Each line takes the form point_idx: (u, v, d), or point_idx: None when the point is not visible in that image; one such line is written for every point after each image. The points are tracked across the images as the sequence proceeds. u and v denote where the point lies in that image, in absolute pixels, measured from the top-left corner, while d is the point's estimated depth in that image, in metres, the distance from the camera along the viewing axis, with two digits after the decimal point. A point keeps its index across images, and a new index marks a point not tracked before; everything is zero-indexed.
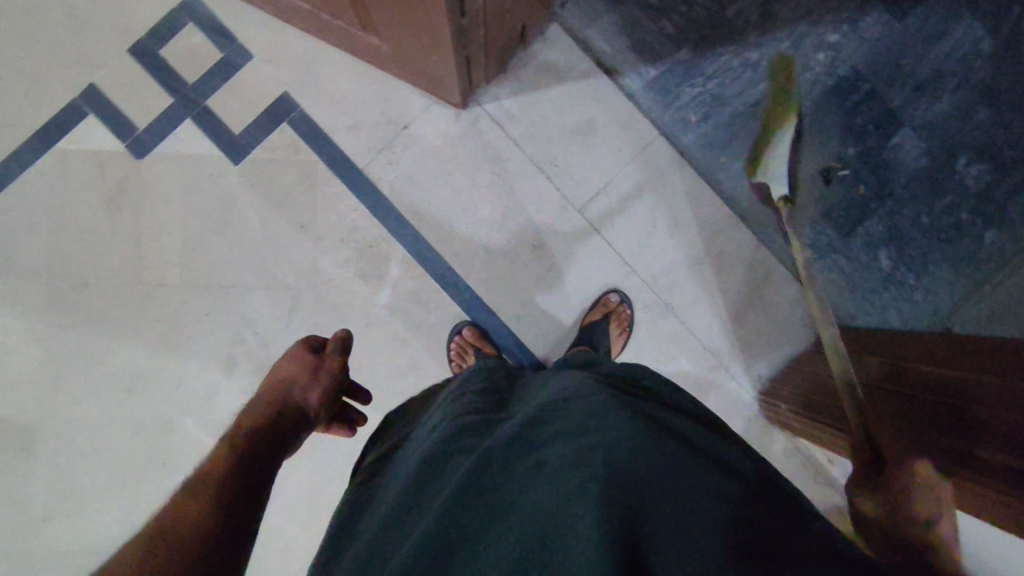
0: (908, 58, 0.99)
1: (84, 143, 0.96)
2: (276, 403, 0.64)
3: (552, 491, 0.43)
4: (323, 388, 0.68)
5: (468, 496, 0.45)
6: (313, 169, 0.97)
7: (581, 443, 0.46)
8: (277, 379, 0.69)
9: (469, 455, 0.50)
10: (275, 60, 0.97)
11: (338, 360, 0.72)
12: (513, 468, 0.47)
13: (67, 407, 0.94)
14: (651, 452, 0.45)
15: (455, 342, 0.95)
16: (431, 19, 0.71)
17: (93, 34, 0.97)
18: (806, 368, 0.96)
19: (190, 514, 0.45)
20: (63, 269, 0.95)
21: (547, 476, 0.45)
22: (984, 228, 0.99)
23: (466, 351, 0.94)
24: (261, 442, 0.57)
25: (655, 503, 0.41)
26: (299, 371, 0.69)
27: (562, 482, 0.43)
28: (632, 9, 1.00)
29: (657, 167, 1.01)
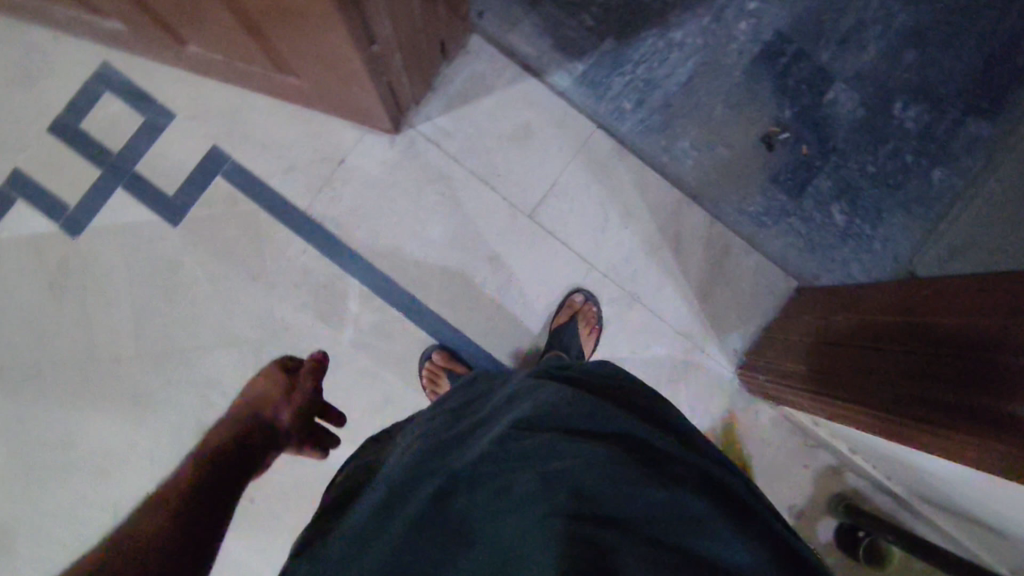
0: (828, 13, 1.00)
1: (16, 230, 0.93)
2: (248, 422, 0.69)
3: (519, 522, 0.43)
4: (292, 408, 0.72)
5: (435, 526, 0.45)
6: (254, 217, 0.95)
7: (552, 466, 0.45)
8: (254, 399, 0.74)
9: (439, 472, 0.49)
10: (199, 115, 0.96)
11: (308, 383, 0.75)
12: (483, 489, 0.46)
13: (40, 500, 0.92)
14: (619, 472, 0.44)
15: (426, 368, 0.94)
16: (340, 52, 0.70)
17: (8, 119, 0.94)
18: (780, 337, 0.95)
19: (151, 524, 0.53)
20: (15, 361, 0.92)
21: (516, 502, 0.44)
22: (930, 168, 0.99)
23: (438, 375, 0.93)
24: (223, 462, 0.63)
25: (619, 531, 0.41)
26: (274, 392, 0.74)
27: (531, 511, 0.43)
28: (549, 8, 0.99)
29: (599, 160, 1.00)
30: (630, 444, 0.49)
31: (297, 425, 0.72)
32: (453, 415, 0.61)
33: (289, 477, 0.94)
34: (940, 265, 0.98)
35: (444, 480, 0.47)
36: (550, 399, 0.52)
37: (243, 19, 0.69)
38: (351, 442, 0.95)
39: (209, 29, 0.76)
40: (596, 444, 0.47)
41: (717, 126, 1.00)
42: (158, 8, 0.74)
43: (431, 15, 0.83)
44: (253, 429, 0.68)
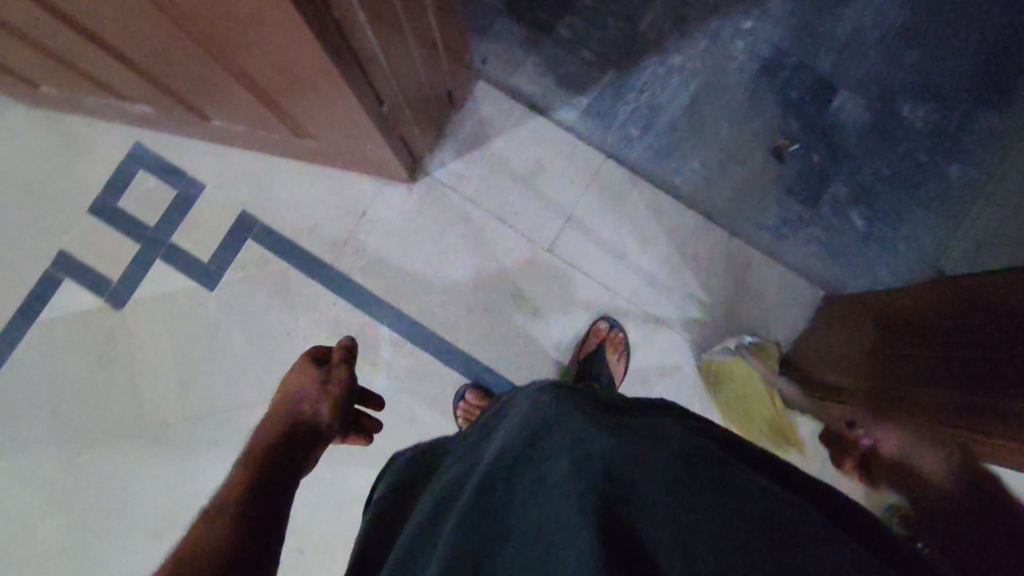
0: (824, 23, 1.01)
1: (65, 308, 0.99)
2: (281, 428, 0.58)
3: (549, 506, 0.40)
4: (332, 402, 0.61)
5: (474, 518, 0.42)
6: (285, 276, 0.99)
7: (576, 450, 0.43)
8: (281, 399, 0.62)
9: (472, 479, 0.47)
10: (227, 184, 1.00)
11: (345, 372, 0.64)
12: (513, 483, 0.44)
13: (100, 566, 0.94)
14: (644, 456, 0.42)
15: (461, 408, 0.96)
16: (353, 116, 0.74)
17: (53, 204, 1.00)
18: (816, 346, 0.93)
19: (208, 551, 0.41)
20: (71, 433, 0.97)
21: (544, 488, 0.41)
22: (945, 164, 0.99)
23: (473, 414, 0.94)
24: (272, 473, 0.52)
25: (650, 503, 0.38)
26: (304, 386, 0.62)
27: (560, 491, 0.40)
28: (550, 48, 1.02)
29: (612, 188, 1.02)
30: (660, 434, 0.47)
31: (339, 419, 0.62)
32: (478, 428, 0.59)
33: (336, 526, 0.96)
34: (969, 260, 0.97)
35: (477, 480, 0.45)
36: (572, 403, 0.51)
37: (259, 92, 0.73)
38: None
39: (229, 104, 0.81)
40: (621, 432, 0.45)
41: (725, 144, 1.02)
42: (181, 90, 0.78)
43: (436, 66, 0.86)
44: (289, 436, 0.57)
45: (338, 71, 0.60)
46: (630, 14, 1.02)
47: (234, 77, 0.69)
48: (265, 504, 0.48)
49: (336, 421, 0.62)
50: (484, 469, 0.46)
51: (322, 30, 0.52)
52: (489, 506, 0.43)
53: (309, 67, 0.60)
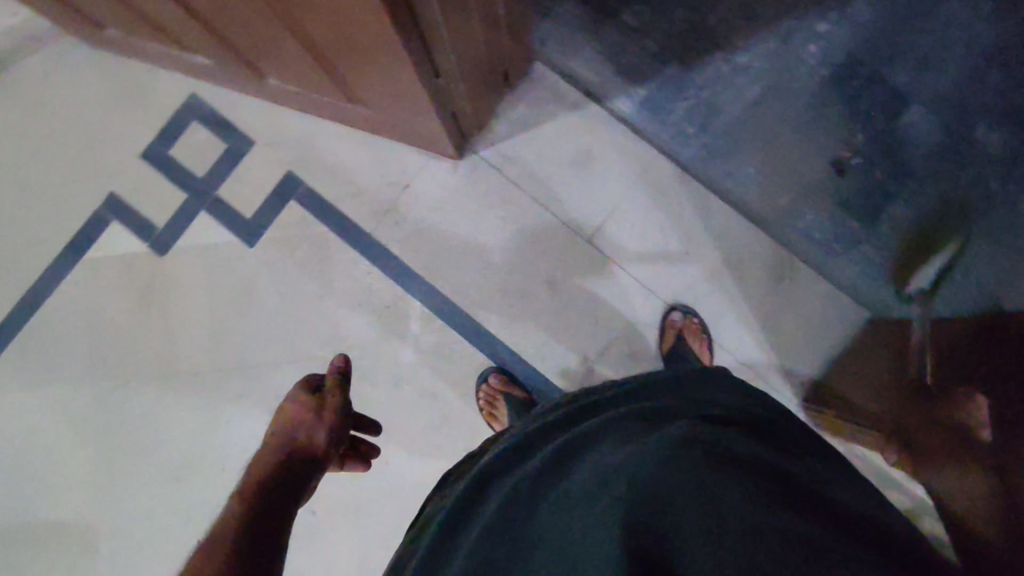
0: (905, 34, 0.96)
1: (110, 249, 1.01)
2: (280, 457, 0.55)
3: (579, 520, 0.43)
4: (331, 428, 0.58)
5: (500, 532, 0.47)
6: (324, 240, 0.99)
7: (602, 465, 0.46)
8: (274, 429, 0.58)
9: (500, 489, 0.51)
10: (276, 142, 1.01)
11: (341, 395, 0.60)
12: (539, 495, 0.48)
13: (122, 501, 0.98)
14: (686, 474, 0.42)
15: (483, 391, 0.95)
16: (409, 88, 0.74)
17: (107, 146, 1.02)
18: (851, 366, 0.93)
19: None
20: (106, 371, 0.99)
21: (570, 506, 0.45)
22: (1017, 194, 0.94)
23: (496, 399, 0.94)
24: (269, 504, 0.49)
25: (677, 508, 0.41)
26: (297, 416, 0.58)
27: (587, 507, 0.44)
28: (613, 35, 0.99)
29: (660, 183, 0.99)
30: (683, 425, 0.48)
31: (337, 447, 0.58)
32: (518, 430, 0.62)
33: (348, 492, 0.97)
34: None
35: (506, 492, 0.50)
36: (621, 419, 0.52)
37: (316, 53, 0.72)
38: (409, 461, 0.96)
39: (287, 64, 0.81)
40: (646, 437, 0.48)
41: (783, 152, 0.98)
42: (243, 45, 0.79)
43: (496, 45, 0.85)
44: (289, 464, 0.54)
45: (400, 40, 0.59)
46: (700, 7, 0.98)
47: (294, 37, 0.68)
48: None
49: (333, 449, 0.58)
50: (513, 481, 0.51)
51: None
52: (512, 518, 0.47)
53: (372, 34, 0.59)
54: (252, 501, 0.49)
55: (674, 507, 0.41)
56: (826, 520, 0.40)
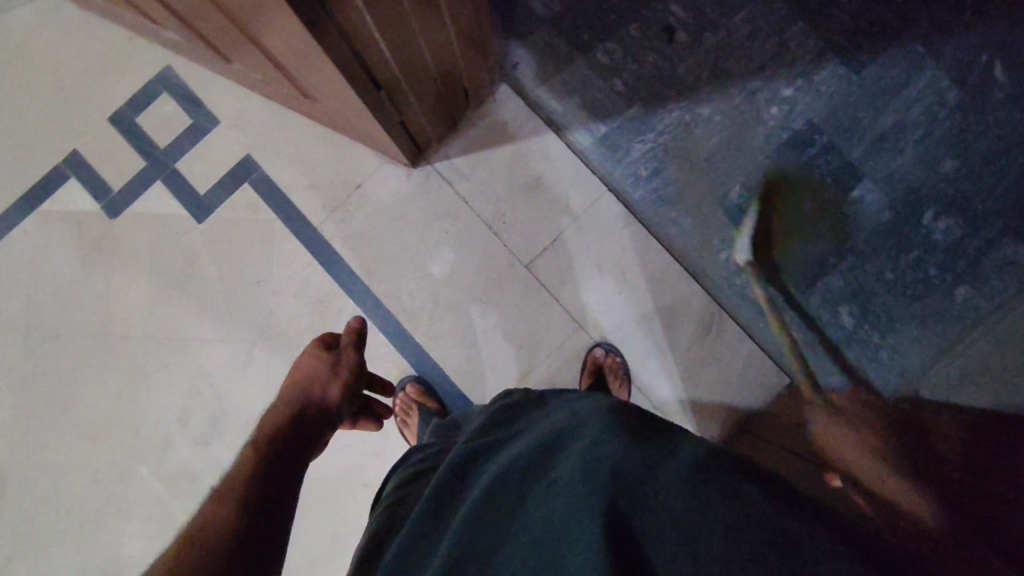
0: (868, 109, 0.96)
1: (64, 205, 1.03)
2: (297, 404, 0.61)
3: (563, 505, 0.40)
4: (343, 386, 0.64)
5: (483, 519, 0.44)
6: (270, 227, 1.01)
7: (586, 450, 0.44)
8: (296, 377, 0.65)
9: (480, 482, 0.49)
10: (239, 126, 1.03)
11: (355, 358, 0.67)
12: (523, 485, 0.46)
13: (35, 451, 0.99)
14: (669, 474, 0.41)
15: (400, 399, 0.96)
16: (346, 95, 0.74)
17: (77, 105, 1.04)
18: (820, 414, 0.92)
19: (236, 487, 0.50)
20: (39, 322, 1.01)
21: (556, 490, 0.42)
22: (954, 284, 0.94)
23: (410, 408, 0.95)
24: (291, 448, 0.56)
25: (657, 501, 0.39)
26: (318, 368, 0.65)
27: (569, 488, 0.41)
28: (581, 69, 1.01)
29: (605, 222, 1.01)
30: (659, 436, 0.48)
31: (347, 404, 0.64)
32: (494, 422, 0.60)
33: None
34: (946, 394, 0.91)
35: (486, 485, 0.47)
36: (596, 416, 0.51)
37: (257, 38, 0.73)
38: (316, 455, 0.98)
39: (246, 51, 0.83)
40: (628, 432, 0.47)
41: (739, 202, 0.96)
42: (201, 27, 0.81)
43: (453, 64, 0.86)
44: (306, 412, 0.60)
45: (325, 55, 0.60)
46: (670, 54, 0.99)
47: (229, 19, 0.69)
48: (291, 464, 0.55)
49: (344, 407, 0.64)
50: (489, 467, 0.51)
51: (305, 10, 0.52)
52: (491, 508, 0.45)
53: (290, 35, 0.59)
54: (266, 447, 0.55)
55: (658, 499, 0.39)
56: (803, 512, 0.39)
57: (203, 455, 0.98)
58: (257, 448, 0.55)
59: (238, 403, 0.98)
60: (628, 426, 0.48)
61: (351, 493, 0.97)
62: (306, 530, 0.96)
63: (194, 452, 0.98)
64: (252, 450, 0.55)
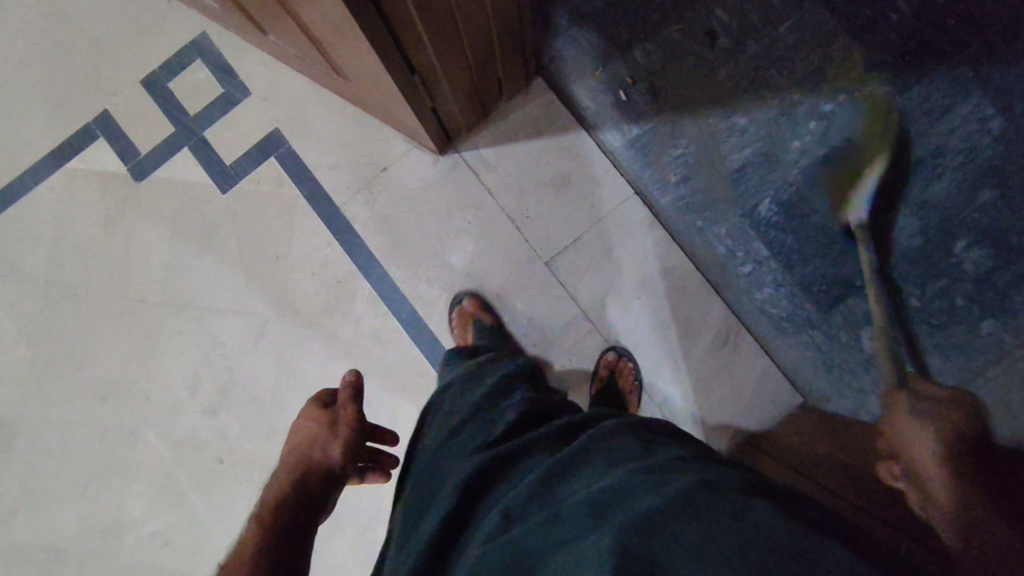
0: (912, 129, 0.91)
1: (92, 164, 1.03)
2: (299, 470, 0.60)
3: (573, 547, 0.40)
4: (345, 441, 0.62)
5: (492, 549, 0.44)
6: (293, 203, 1.01)
7: (598, 482, 0.45)
8: (299, 440, 0.64)
9: (491, 509, 0.49)
10: (270, 98, 1.02)
11: (354, 411, 0.65)
12: (528, 510, 0.46)
13: (45, 406, 1.01)
14: (677, 497, 0.40)
15: (455, 312, 0.97)
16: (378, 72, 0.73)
17: (111, 65, 1.04)
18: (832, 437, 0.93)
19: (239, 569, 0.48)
20: (58, 279, 1.02)
21: (564, 528, 0.42)
22: (982, 318, 0.89)
23: (467, 325, 0.95)
24: (294, 517, 0.54)
25: (668, 528, 0.38)
26: (317, 428, 0.64)
27: (586, 526, 0.41)
28: (618, 69, 1.00)
29: (628, 227, 0.99)
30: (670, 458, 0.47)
31: (352, 459, 0.62)
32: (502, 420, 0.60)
33: (258, 450, 0.98)
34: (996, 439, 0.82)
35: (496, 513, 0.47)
36: (606, 447, 0.51)
37: (293, 9, 0.73)
38: None
39: (279, 21, 0.82)
40: (640, 462, 0.47)
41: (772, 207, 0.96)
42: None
43: (488, 54, 0.85)
44: (309, 477, 0.59)
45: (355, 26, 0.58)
46: (710, 58, 0.97)
47: None
48: (295, 537, 0.53)
49: (349, 462, 0.62)
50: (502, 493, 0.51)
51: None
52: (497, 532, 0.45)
53: (327, 9, 0.59)
54: (268, 520, 0.54)
55: (664, 521, 0.38)
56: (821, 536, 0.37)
57: (210, 424, 0.99)
58: (260, 522, 0.54)
59: (249, 376, 0.99)
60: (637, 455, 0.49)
61: None
62: None
63: (203, 421, 0.99)
64: (254, 526, 0.54)
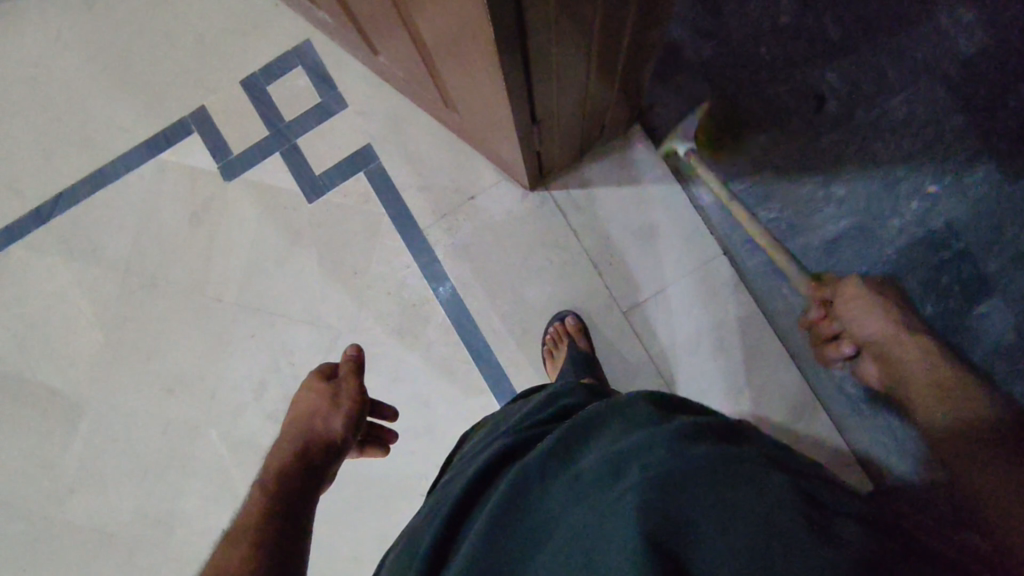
0: (1012, 223, 0.88)
1: (183, 159, 1.04)
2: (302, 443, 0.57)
3: (589, 514, 0.38)
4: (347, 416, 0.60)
5: (506, 524, 0.43)
6: (377, 222, 1.01)
7: (611, 449, 0.42)
8: (299, 412, 0.61)
9: (506, 475, 0.47)
10: (366, 114, 1.02)
11: (356, 386, 0.63)
12: (546, 474, 0.44)
13: (112, 391, 1.02)
14: (689, 455, 0.38)
15: (553, 327, 0.96)
16: (497, 107, 0.73)
17: (213, 62, 1.05)
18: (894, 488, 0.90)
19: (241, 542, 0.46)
20: (138, 268, 1.03)
21: (583, 493, 0.40)
22: None
23: (559, 339, 0.95)
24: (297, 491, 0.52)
25: (687, 492, 0.36)
26: (319, 401, 0.61)
27: (602, 494, 0.39)
28: (722, 124, 0.98)
29: (711, 284, 0.98)
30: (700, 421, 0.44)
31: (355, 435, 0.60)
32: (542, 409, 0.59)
33: None
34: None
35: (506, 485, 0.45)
36: (625, 412, 0.47)
37: (418, 38, 0.73)
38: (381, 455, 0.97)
39: (394, 40, 0.80)
40: (658, 424, 0.43)
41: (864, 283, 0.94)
42: (353, 8, 0.78)
43: (600, 95, 0.84)
44: (312, 449, 0.57)
45: (498, 63, 0.57)
46: (816, 124, 0.93)
47: (400, 15, 0.69)
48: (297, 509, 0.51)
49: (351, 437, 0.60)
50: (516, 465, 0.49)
51: (500, 21, 0.48)
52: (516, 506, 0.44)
53: (474, 50, 0.58)
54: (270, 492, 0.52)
55: (683, 487, 0.36)
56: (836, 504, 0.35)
57: (270, 431, 0.99)
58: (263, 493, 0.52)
59: None
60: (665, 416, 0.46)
61: (407, 505, 0.96)
62: (357, 527, 0.96)
63: (264, 426, 0.99)
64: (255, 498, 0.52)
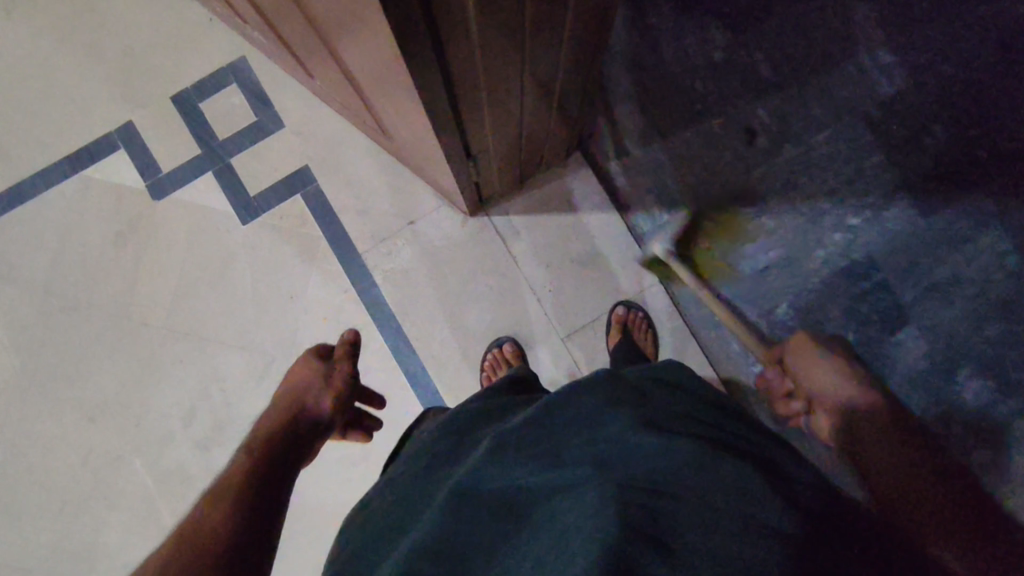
0: (925, 257, 0.88)
1: (109, 176, 1.00)
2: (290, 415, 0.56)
3: (567, 507, 0.37)
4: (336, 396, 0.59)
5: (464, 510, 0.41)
6: (314, 245, 0.99)
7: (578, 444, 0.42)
8: (288, 388, 0.60)
9: (454, 472, 0.46)
10: (305, 134, 1.00)
11: (349, 369, 0.62)
12: (509, 464, 0.43)
13: (27, 418, 0.97)
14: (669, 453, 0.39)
15: (492, 354, 0.96)
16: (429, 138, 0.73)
17: (141, 76, 1.01)
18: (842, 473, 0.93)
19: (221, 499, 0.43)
20: (59, 289, 0.99)
21: (563, 481, 0.39)
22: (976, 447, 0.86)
23: (499, 365, 0.95)
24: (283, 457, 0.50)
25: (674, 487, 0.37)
26: (310, 380, 0.60)
27: (576, 485, 0.38)
28: (657, 153, 0.99)
29: (651, 313, 0.99)
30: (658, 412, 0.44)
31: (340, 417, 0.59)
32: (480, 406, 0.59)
33: None
34: None
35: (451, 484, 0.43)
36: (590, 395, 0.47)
37: (347, 69, 0.72)
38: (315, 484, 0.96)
39: (326, 65, 0.79)
40: (611, 415, 0.43)
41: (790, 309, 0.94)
42: (284, 32, 0.76)
43: (537, 126, 0.84)
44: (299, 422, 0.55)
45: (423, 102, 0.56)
46: (748, 158, 0.94)
47: (326, 45, 0.68)
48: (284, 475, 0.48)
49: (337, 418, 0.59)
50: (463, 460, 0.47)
51: (421, 68, 0.48)
52: (482, 486, 0.42)
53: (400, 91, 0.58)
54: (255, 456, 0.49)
55: (671, 493, 0.37)
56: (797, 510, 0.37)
57: (198, 461, 0.96)
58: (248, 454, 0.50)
59: (246, 415, 0.96)
60: (631, 402, 0.45)
61: None
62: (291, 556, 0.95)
63: (192, 456, 0.96)
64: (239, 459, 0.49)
